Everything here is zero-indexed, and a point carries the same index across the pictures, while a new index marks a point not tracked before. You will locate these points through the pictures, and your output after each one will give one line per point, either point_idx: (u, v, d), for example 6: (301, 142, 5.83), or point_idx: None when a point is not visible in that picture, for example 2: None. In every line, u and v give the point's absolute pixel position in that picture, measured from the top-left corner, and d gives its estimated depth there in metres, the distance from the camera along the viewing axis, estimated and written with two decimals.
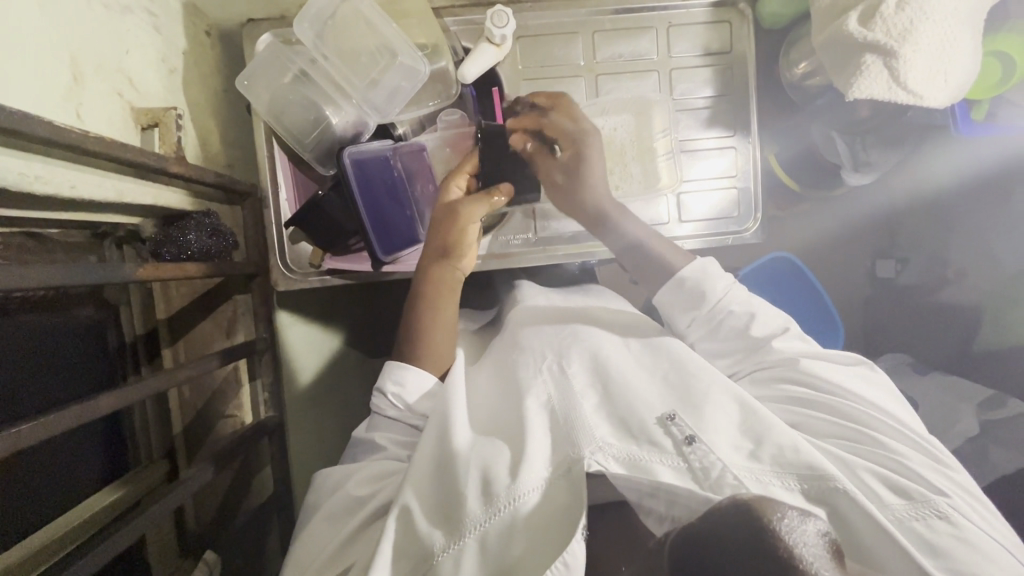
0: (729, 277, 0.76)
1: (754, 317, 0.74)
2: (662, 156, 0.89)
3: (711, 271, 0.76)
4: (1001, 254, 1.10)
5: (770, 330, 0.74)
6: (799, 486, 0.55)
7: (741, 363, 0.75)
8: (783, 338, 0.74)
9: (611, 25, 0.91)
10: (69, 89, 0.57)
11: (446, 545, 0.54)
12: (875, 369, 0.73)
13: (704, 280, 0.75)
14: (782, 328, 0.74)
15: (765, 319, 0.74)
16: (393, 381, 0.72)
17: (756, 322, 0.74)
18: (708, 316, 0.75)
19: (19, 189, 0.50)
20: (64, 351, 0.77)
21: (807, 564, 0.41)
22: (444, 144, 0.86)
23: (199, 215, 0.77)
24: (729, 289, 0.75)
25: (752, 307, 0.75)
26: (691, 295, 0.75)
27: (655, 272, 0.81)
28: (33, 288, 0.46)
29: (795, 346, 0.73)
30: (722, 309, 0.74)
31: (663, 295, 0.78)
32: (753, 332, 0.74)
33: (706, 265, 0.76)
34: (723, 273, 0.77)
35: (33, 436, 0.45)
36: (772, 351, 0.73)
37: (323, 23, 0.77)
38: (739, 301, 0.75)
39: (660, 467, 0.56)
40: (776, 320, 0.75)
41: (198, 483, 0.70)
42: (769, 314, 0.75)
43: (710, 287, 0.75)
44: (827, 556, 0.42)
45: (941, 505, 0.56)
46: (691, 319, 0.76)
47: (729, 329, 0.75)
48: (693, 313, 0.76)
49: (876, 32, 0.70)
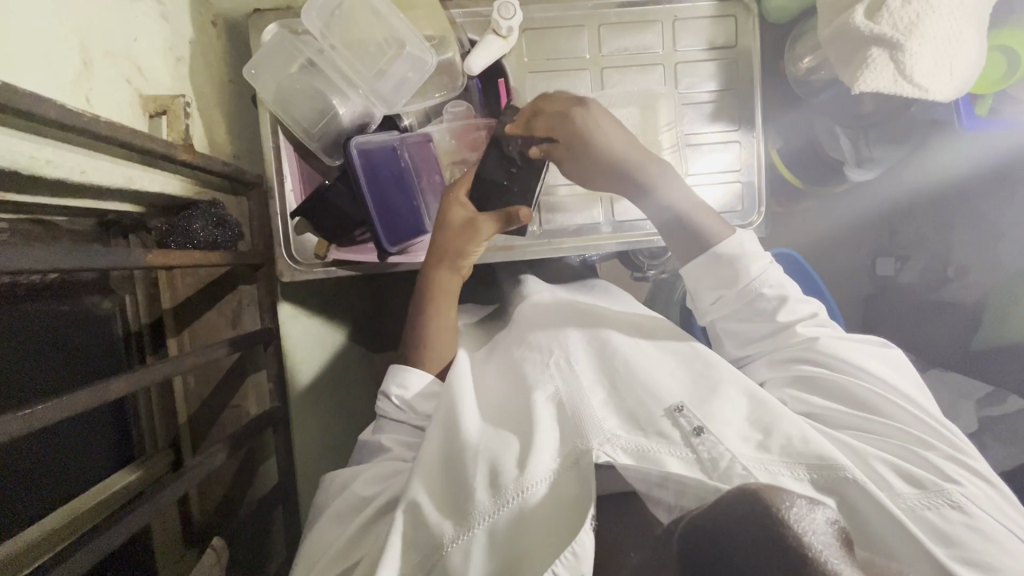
0: (765, 257, 0.74)
1: (785, 301, 0.72)
2: (668, 149, 0.89)
3: (748, 245, 0.74)
4: (1002, 252, 1.12)
5: (798, 316, 0.72)
6: (808, 476, 0.56)
7: (758, 347, 0.75)
8: (810, 323, 0.73)
9: (617, 18, 0.91)
10: (79, 73, 0.57)
11: (456, 536, 0.54)
12: (901, 354, 0.73)
13: (741, 257, 0.73)
14: (810, 315, 0.73)
15: (797, 304, 0.73)
16: (397, 384, 0.73)
17: (786, 307, 0.73)
18: (739, 292, 0.73)
19: (30, 172, 0.50)
20: (71, 342, 0.77)
21: (820, 556, 0.39)
22: (452, 135, 0.87)
23: (205, 203, 0.78)
24: (764, 269, 0.73)
25: (787, 290, 0.73)
26: (725, 270, 0.73)
27: (685, 239, 0.76)
28: (46, 271, 0.46)
29: (820, 331, 0.72)
30: (754, 290, 0.73)
31: (692, 267, 0.75)
32: (780, 317, 0.72)
33: (744, 239, 0.74)
34: (760, 252, 0.74)
35: (47, 417, 0.45)
36: (794, 334, 0.72)
37: (330, 13, 0.77)
38: (772, 283, 0.73)
39: (669, 458, 0.56)
40: (806, 306, 0.74)
41: (205, 471, 0.70)
42: (799, 300, 0.74)
43: (745, 266, 0.73)
44: (836, 544, 0.41)
45: (953, 494, 0.56)
46: (719, 296, 0.75)
47: (758, 310, 0.73)
48: (724, 291, 0.74)
49: (883, 25, 0.70)
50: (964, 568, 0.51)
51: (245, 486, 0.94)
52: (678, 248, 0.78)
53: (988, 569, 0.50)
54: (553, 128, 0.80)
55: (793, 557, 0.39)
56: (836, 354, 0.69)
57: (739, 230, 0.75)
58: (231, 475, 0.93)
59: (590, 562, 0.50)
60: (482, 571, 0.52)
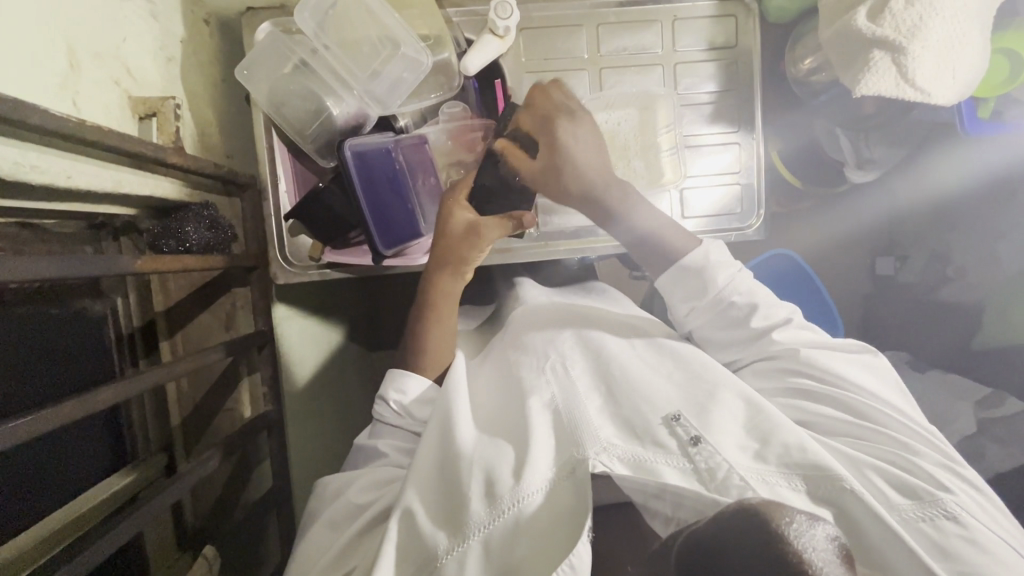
0: (734, 264, 0.74)
1: (756, 308, 0.72)
2: (667, 151, 0.88)
3: (714, 254, 0.73)
4: (1002, 258, 1.11)
5: (772, 321, 0.72)
6: (806, 487, 0.55)
7: (747, 353, 0.74)
8: (787, 329, 0.72)
9: (616, 17, 0.89)
10: (66, 76, 0.56)
11: (451, 547, 0.53)
12: (878, 358, 0.72)
13: (706, 268, 0.72)
14: (785, 319, 0.72)
15: (770, 309, 0.72)
16: (395, 389, 0.72)
17: (758, 313, 0.72)
18: (710, 304, 0.73)
19: (14, 178, 0.49)
20: (63, 346, 0.76)
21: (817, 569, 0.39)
22: (447, 136, 0.86)
23: (198, 206, 0.77)
24: (733, 276, 0.73)
25: (756, 295, 0.72)
26: (693, 282, 0.73)
27: (656, 257, 0.76)
28: (33, 281, 0.46)
29: (799, 337, 0.71)
30: (724, 298, 0.72)
31: (664, 279, 0.75)
32: (753, 323, 0.71)
33: (712, 249, 0.74)
34: (727, 259, 0.73)
35: (33, 430, 0.44)
36: (772, 342, 0.71)
37: (324, 12, 0.76)
38: (743, 291, 0.72)
39: (666, 468, 0.55)
40: (779, 310, 0.73)
41: (197, 477, 0.69)
42: (771, 303, 0.73)
43: (712, 276, 0.72)
44: (836, 560, 0.41)
45: (949, 504, 0.55)
46: (691, 307, 0.74)
47: (730, 318, 0.73)
48: (696, 301, 0.73)
49: (885, 28, 0.69)
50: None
51: (241, 489, 0.93)
52: (651, 262, 0.77)
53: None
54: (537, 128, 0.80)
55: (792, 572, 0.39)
56: (830, 363, 0.68)
57: (705, 241, 0.75)
58: (226, 478, 0.92)
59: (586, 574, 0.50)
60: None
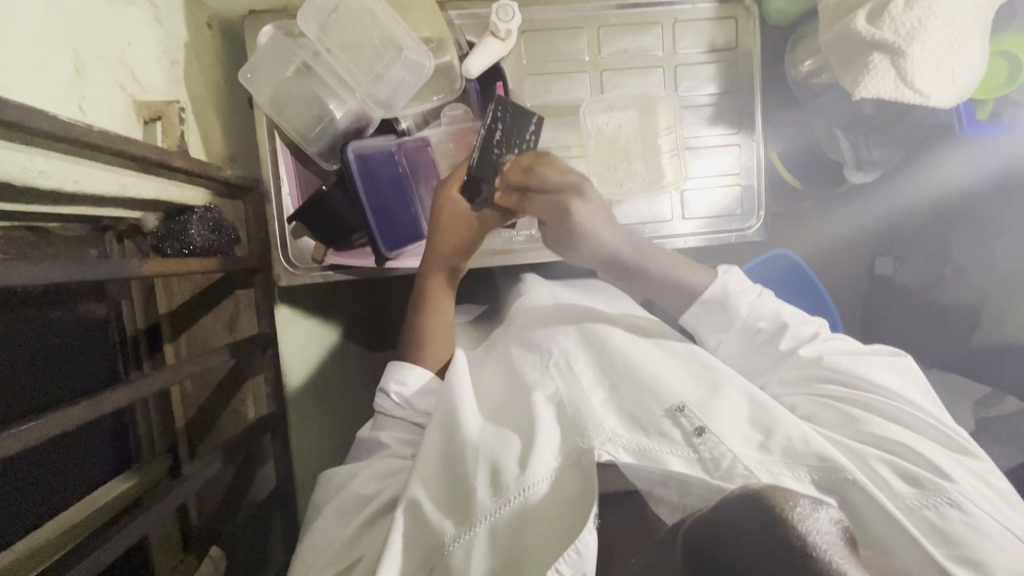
0: (755, 290, 0.75)
1: (785, 328, 0.72)
2: (668, 152, 0.89)
3: (732, 284, 0.74)
4: (999, 250, 1.12)
5: (801, 339, 0.72)
6: (810, 477, 0.56)
7: (748, 351, 0.74)
8: (815, 344, 0.72)
9: (616, 20, 0.90)
10: (72, 81, 0.56)
11: (458, 534, 0.54)
12: (904, 359, 0.72)
13: (727, 300, 0.73)
14: (812, 335, 0.73)
15: (796, 329, 0.73)
16: (395, 381, 0.73)
17: (787, 334, 0.72)
18: (736, 333, 0.74)
19: (22, 183, 0.50)
20: (67, 347, 0.77)
21: (826, 556, 0.37)
22: (449, 139, 0.86)
23: (201, 208, 0.78)
24: (754, 303, 0.73)
25: (782, 318, 0.73)
26: (715, 314, 0.74)
27: (672, 297, 0.77)
28: (41, 284, 0.46)
29: (833, 347, 0.71)
30: (750, 325, 0.73)
31: (688, 314, 0.76)
32: (781, 345, 0.72)
33: (728, 278, 0.75)
34: (747, 286, 0.75)
35: (40, 433, 0.45)
36: (799, 358, 0.71)
37: (326, 16, 0.76)
38: (767, 311, 0.73)
39: (671, 458, 0.56)
40: (807, 328, 0.73)
41: (202, 478, 0.70)
42: (799, 324, 0.73)
43: (734, 305, 0.73)
44: (842, 543, 0.40)
45: (953, 494, 0.56)
46: (719, 338, 0.75)
47: (755, 339, 0.73)
48: (723, 332, 0.74)
49: (884, 31, 0.70)
50: (962, 568, 0.51)
51: (244, 488, 0.94)
52: (670, 305, 0.77)
53: (986, 568, 0.50)
54: (548, 214, 0.77)
55: (799, 563, 0.38)
56: (839, 364, 0.68)
57: (721, 269, 0.76)
58: (230, 477, 0.93)
59: (592, 559, 0.50)
60: (483, 570, 0.52)
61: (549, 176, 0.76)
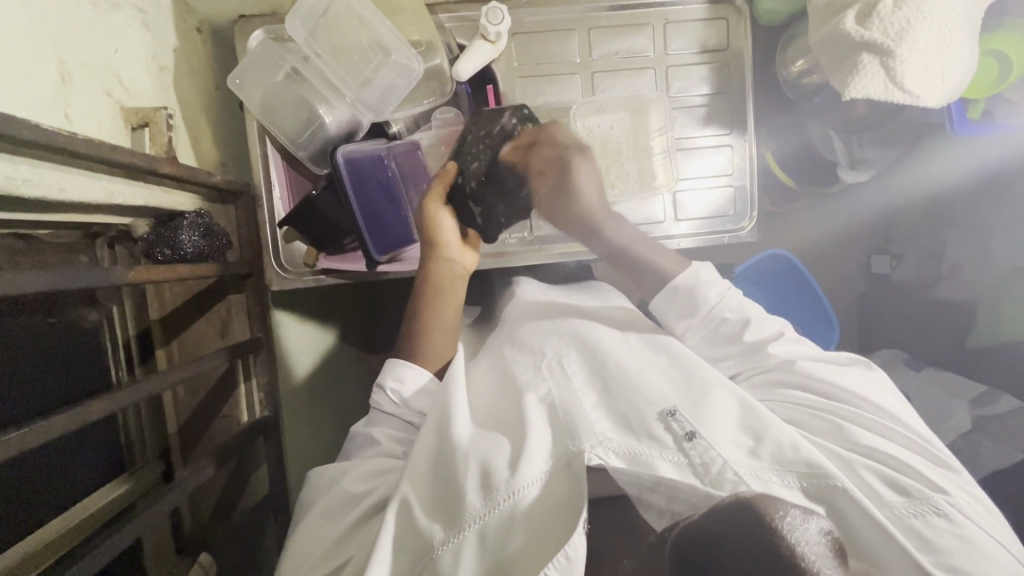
0: (723, 283, 0.76)
1: (748, 322, 0.74)
2: (658, 154, 0.89)
3: (703, 274, 0.76)
4: (995, 250, 1.10)
5: (765, 335, 0.73)
6: (799, 484, 0.55)
7: (741, 354, 0.74)
8: (781, 343, 0.73)
9: (607, 21, 0.90)
10: (57, 89, 0.56)
11: (447, 538, 0.53)
12: (876, 369, 0.72)
13: (697, 287, 0.75)
14: (777, 333, 0.74)
15: (762, 324, 0.74)
16: (392, 378, 0.72)
17: (751, 327, 0.74)
18: (702, 322, 0.75)
19: (6, 192, 0.49)
20: (58, 352, 0.77)
21: (810, 564, 0.39)
22: (439, 141, 0.86)
23: (192, 214, 0.77)
24: (725, 294, 0.75)
25: (747, 312, 0.74)
26: (685, 300, 0.75)
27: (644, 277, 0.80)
28: (26, 294, 0.46)
29: (790, 349, 0.72)
30: (716, 315, 0.74)
31: (657, 300, 0.77)
32: (747, 337, 0.73)
33: (700, 269, 0.77)
34: (716, 279, 0.76)
35: (23, 443, 0.44)
36: (769, 355, 0.72)
37: (315, 20, 0.76)
38: (732, 307, 0.75)
39: (661, 463, 0.55)
40: (771, 325, 0.75)
41: (193, 484, 0.70)
42: (764, 319, 0.75)
43: (703, 293, 0.75)
44: (829, 554, 0.41)
45: (939, 502, 0.56)
46: (685, 325, 0.76)
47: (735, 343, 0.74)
48: (689, 319, 0.75)
49: (873, 30, 0.70)
50: None
51: (238, 491, 0.94)
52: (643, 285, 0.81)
53: None
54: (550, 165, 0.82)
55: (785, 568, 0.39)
56: (821, 373, 0.68)
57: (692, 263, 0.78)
58: (225, 480, 0.93)
59: (582, 564, 0.50)
60: (472, 572, 0.52)
61: (555, 135, 0.83)
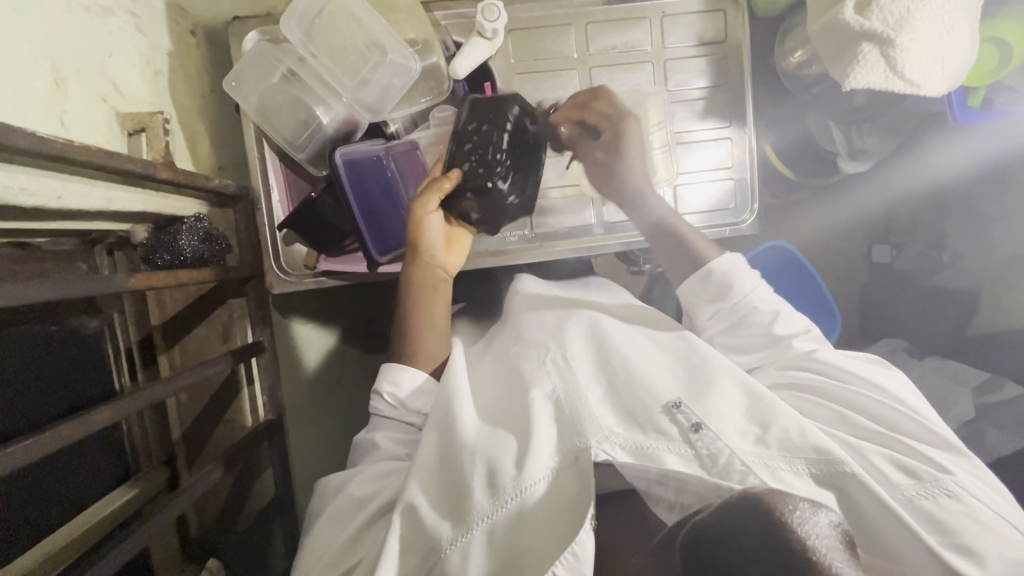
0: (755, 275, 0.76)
1: (778, 315, 0.74)
2: (658, 148, 0.88)
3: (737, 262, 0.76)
4: (996, 241, 1.13)
5: (793, 329, 0.74)
6: (808, 471, 0.55)
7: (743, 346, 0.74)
8: (806, 338, 0.73)
9: (603, 16, 0.89)
10: (52, 96, 0.56)
11: (454, 538, 0.53)
12: (891, 368, 0.72)
13: (732, 275, 0.75)
14: (804, 330, 0.74)
15: (789, 317, 0.74)
16: (389, 382, 0.72)
17: (779, 319, 0.74)
18: (731, 307, 0.74)
19: (4, 202, 0.49)
20: (61, 359, 0.76)
21: (824, 560, 0.38)
22: (436, 140, 0.83)
23: (191, 219, 0.77)
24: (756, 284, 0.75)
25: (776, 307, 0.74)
26: (716, 285, 0.75)
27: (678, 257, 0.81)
28: (29, 304, 0.46)
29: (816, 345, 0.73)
30: (747, 304, 0.74)
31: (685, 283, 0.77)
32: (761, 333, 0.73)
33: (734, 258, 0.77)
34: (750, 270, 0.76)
35: (30, 454, 0.44)
36: (792, 347, 0.73)
37: (311, 21, 0.75)
38: (764, 299, 0.74)
39: (668, 455, 0.56)
40: (799, 321, 0.75)
41: (199, 489, 0.70)
42: (791, 313, 0.75)
43: (737, 280, 0.75)
44: (840, 547, 0.40)
45: (948, 484, 0.56)
46: (715, 309, 0.75)
47: (748, 329, 0.74)
48: (718, 303, 0.75)
49: (873, 20, 0.69)
50: (954, 554, 0.51)
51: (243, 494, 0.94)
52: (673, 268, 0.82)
53: (981, 556, 0.50)
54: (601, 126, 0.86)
55: (797, 565, 0.38)
56: (827, 362, 0.69)
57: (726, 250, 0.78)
58: (230, 483, 0.93)
59: (590, 561, 0.50)
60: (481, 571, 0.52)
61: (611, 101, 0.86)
